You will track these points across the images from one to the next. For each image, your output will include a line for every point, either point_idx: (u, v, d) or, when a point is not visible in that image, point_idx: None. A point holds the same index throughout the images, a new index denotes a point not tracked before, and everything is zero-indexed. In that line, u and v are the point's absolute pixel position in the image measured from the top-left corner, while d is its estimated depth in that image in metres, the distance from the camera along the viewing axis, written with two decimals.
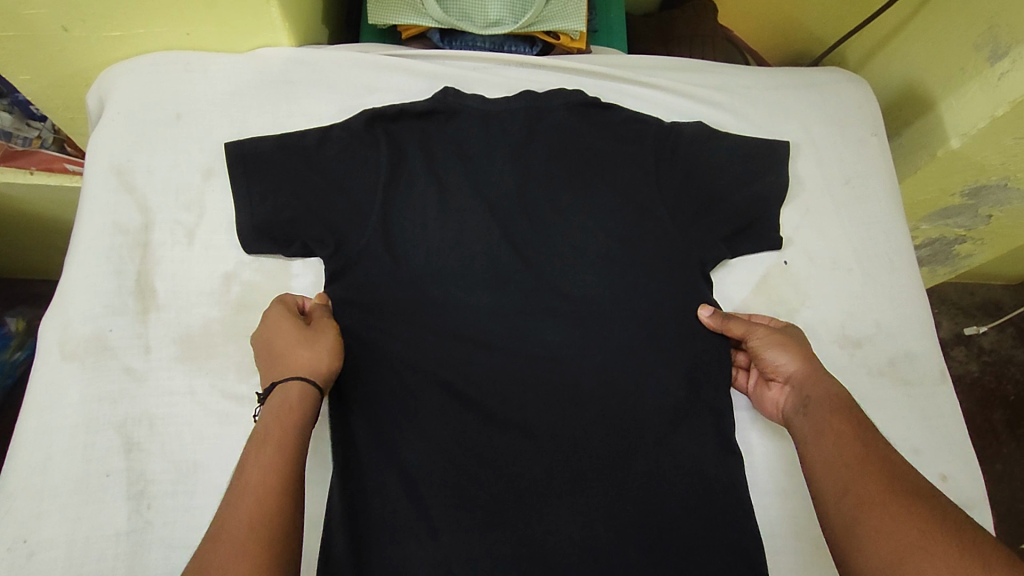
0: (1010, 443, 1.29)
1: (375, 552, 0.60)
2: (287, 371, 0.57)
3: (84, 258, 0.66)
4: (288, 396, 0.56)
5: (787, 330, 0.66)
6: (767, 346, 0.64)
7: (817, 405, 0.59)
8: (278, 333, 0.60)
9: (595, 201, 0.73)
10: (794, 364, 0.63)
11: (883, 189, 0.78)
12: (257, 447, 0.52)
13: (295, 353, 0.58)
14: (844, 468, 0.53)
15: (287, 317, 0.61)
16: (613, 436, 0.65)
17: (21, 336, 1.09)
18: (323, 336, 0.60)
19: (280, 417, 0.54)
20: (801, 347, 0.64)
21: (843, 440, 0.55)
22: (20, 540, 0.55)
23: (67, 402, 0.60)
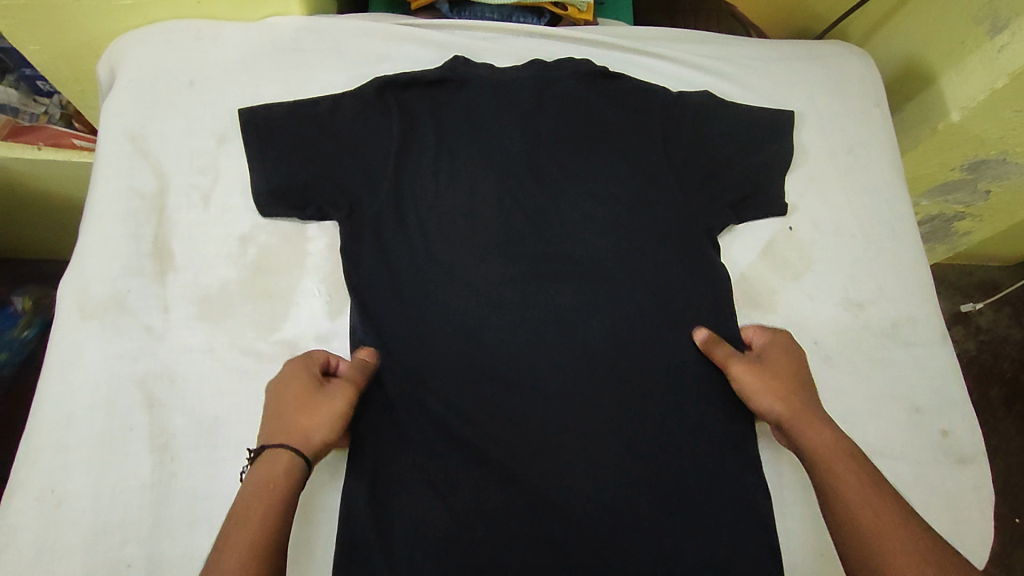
0: (1007, 419, 1.32)
1: (392, 503, 0.62)
2: (279, 437, 0.55)
3: (100, 221, 0.67)
4: (274, 468, 0.54)
5: (771, 363, 0.64)
6: (751, 387, 0.63)
7: (809, 426, 0.60)
8: (285, 393, 0.58)
9: (603, 168, 0.74)
10: (779, 385, 0.63)
11: (885, 157, 0.80)
12: (235, 525, 0.50)
13: (294, 419, 0.56)
14: (857, 496, 0.54)
15: (302, 377, 0.59)
16: (622, 395, 0.66)
17: (29, 316, 1.12)
18: (328, 405, 0.57)
19: (261, 493, 0.52)
20: (788, 364, 0.64)
21: (844, 465, 0.56)
22: (48, 490, 0.57)
23: (89, 360, 0.61)
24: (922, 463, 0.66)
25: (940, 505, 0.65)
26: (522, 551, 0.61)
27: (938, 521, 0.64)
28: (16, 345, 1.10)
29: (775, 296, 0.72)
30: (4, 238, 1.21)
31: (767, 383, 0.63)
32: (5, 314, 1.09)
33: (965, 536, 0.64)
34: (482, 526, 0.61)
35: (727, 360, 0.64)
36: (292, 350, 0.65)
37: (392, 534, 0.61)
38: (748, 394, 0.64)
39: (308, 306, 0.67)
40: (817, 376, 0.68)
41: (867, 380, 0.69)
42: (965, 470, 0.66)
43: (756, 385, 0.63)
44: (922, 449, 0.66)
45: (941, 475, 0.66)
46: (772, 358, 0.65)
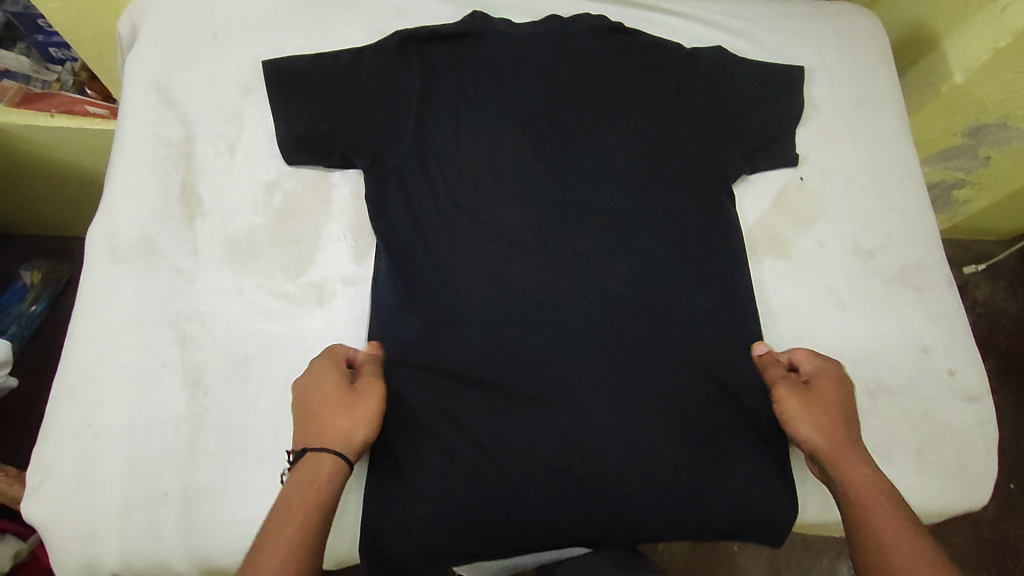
0: (1002, 390, 1.40)
1: (419, 437, 0.63)
2: (321, 439, 0.57)
3: (130, 168, 0.68)
4: (317, 469, 0.55)
5: (818, 391, 0.64)
6: (793, 415, 0.63)
7: (847, 459, 0.60)
8: (318, 392, 0.59)
9: (619, 120, 0.75)
10: (828, 417, 0.62)
11: (892, 112, 0.82)
12: (278, 521, 0.53)
13: (331, 421, 0.57)
14: (892, 540, 0.55)
15: (334, 376, 0.60)
16: (641, 336, 0.68)
17: (36, 290, 1.15)
18: (365, 406, 0.59)
19: (305, 494, 0.54)
20: (837, 393, 0.64)
21: (881, 505, 0.57)
22: (85, 423, 0.58)
23: (121, 300, 0.63)
24: (929, 400, 0.68)
25: (947, 440, 0.67)
26: (545, 483, 0.62)
27: (947, 455, 0.66)
28: (25, 319, 1.13)
29: (788, 242, 0.74)
30: (13, 213, 1.22)
31: (814, 412, 0.63)
32: (13, 290, 1.14)
33: (971, 470, 0.66)
34: (507, 458, 0.63)
35: (777, 382, 0.64)
36: (319, 291, 0.66)
37: (418, 466, 0.62)
38: (789, 420, 0.64)
39: (335, 250, 0.68)
40: (829, 318, 0.70)
41: (876, 322, 0.71)
42: (970, 406, 0.69)
43: (801, 414, 0.63)
44: (930, 388, 0.68)
45: (949, 412, 0.68)
46: (824, 387, 0.64)
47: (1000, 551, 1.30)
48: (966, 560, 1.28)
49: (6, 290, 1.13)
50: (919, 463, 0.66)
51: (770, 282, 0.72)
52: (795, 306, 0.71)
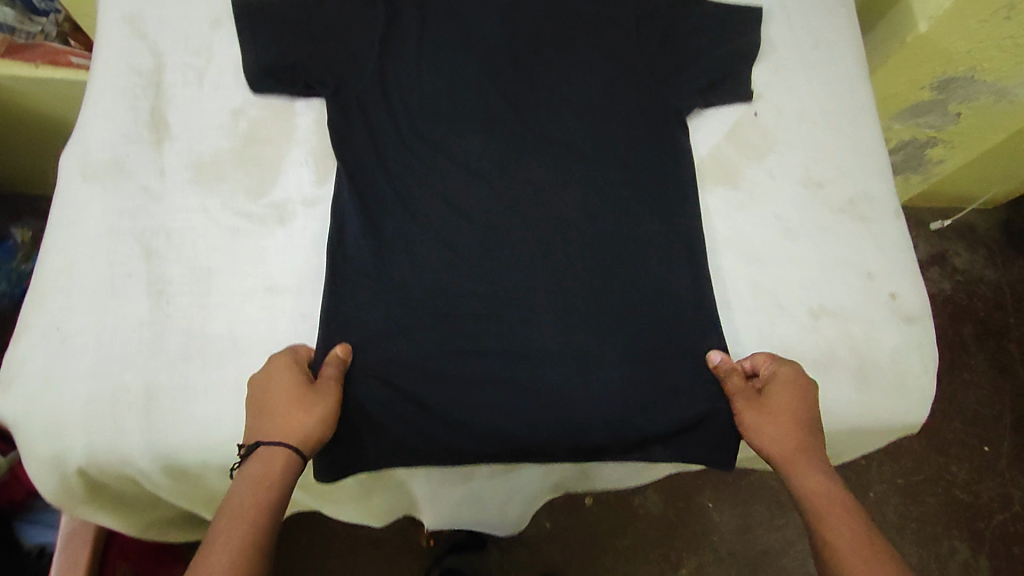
0: (978, 353, 1.49)
1: (374, 348, 0.65)
2: (276, 430, 0.56)
3: (101, 94, 0.71)
4: (272, 461, 0.55)
5: (774, 395, 0.63)
6: (750, 423, 0.63)
7: (802, 463, 0.60)
8: (275, 384, 0.59)
9: (579, 56, 0.77)
10: (783, 427, 0.61)
11: (849, 53, 0.83)
12: (230, 514, 0.52)
13: (288, 414, 0.57)
14: (840, 547, 0.54)
15: (296, 372, 0.60)
16: (591, 260, 0.70)
17: (27, 248, 1.17)
18: (322, 399, 0.59)
19: (256, 488, 0.53)
20: (794, 400, 0.63)
21: (832, 517, 0.56)
22: (53, 328, 0.61)
23: (91, 216, 0.65)
24: (870, 320, 0.71)
25: (884, 358, 0.70)
26: (494, 393, 0.65)
27: (884, 373, 0.69)
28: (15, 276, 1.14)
29: (740, 173, 0.76)
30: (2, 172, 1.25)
31: (768, 427, 0.62)
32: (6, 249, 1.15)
33: (908, 388, 0.69)
34: (458, 368, 0.66)
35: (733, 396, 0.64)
36: (280, 212, 0.69)
37: (367, 375, 0.64)
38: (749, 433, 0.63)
39: (296, 174, 0.71)
40: (777, 246, 0.73)
41: (822, 249, 0.73)
42: (909, 327, 0.72)
43: (758, 428, 0.62)
44: (873, 310, 0.71)
45: (890, 332, 0.71)
46: (780, 396, 0.63)
47: (968, 509, 1.35)
48: (940, 516, 1.34)
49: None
50: (857, 380, 0.69)
51: (720, 211, 0.74)
52: (745, 233, 0.73)
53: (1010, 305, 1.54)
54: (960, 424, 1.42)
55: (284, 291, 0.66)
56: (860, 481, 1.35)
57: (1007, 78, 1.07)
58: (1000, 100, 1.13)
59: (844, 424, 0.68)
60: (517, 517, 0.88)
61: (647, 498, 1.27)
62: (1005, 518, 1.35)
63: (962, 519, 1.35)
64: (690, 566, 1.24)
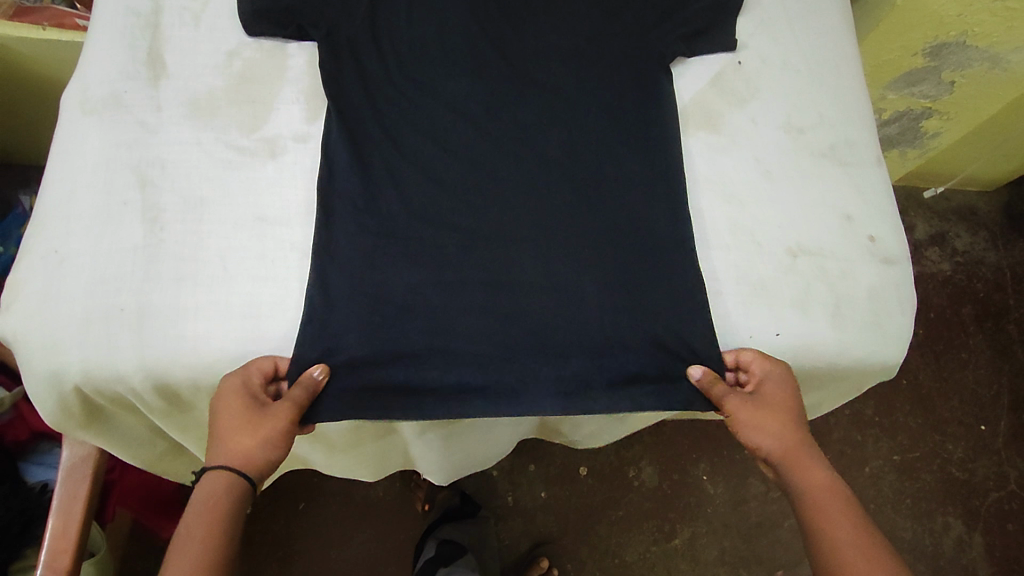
0: (977, 333, 1.48)
1: (358, 276, 0.66)
2: (220, 458, 0.59)
3: (102, 33, 0.73)
4: (216, 487, 0.58)
5: (769, 393, 0.65)
6: (747, 424, 0.64)
7: (799, 459, 0.63)
8: (221, 409, 0.59)
9: (566, 5, 0.79)
10: (777, 423, 0.64)
11: (831, 7, 0.85)
12: (181, 537, 0.56)
13: (232, 441, 0.59)
14: (849, 538, 0.58)
15: (241, 395, 0.60)
16: (575, 200, 0.71)
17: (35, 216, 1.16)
18: (264, 425, 0.59)
19: (203, 512, 0.57)
20: (785, 396, 0.65)
21: (837, 509, 0.60)
22: (52, 251, 0.64)
23: (89, 147, 0.68)
24: (849, 260, 0.72)
25: (863, 297, 0.71)
26: (476, 321, 0.67)
27: (862, 311, 0.71)
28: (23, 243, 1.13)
29: (723, 119, 0.77)
30: (6, 140, 1.28)
31: (767, 424, 0.64)
32: (13, 218, 1.14)
33: (885, 327, 0.71)
34: (440, 296, 0.67)
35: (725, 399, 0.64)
36: (272, 147, 0.71)
37: (347, 302, 0.65)
38: (742, 429, 0.65)
39: (288, 112, 0.73)
40: (757, 189, 0.74)
41: (802, 191, 0.75)
42: (887, 268, 0.73)
43: (753, 423, 0.64)
44: (853, 251, 0.73)
45: (870, 271, 0.72)
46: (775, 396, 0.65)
47: (964, 487, 1.35)
48: (935, 493, 1.34)
49: (5, 218, 1.13)
50: (835, 317, 0.70)
51: (703, 155, 0.76)
52: (726, 176, 0.75)
53: (1009, 286, 1.54)
54: (957, 403, 1.42)
55: (274, 221, 0.68)
56: (856, 457, 1.35)
57: (998, 44, 1.08)
58: (994, 67, 1.13)
59: (822, 359, 0.69)
60: (505, 443, 0.93)
61: (642, 470, 1.28)
62: (1001, 495, 1.35)
63: (957, 496, 1.34)
64: (683, 537, 1.24)
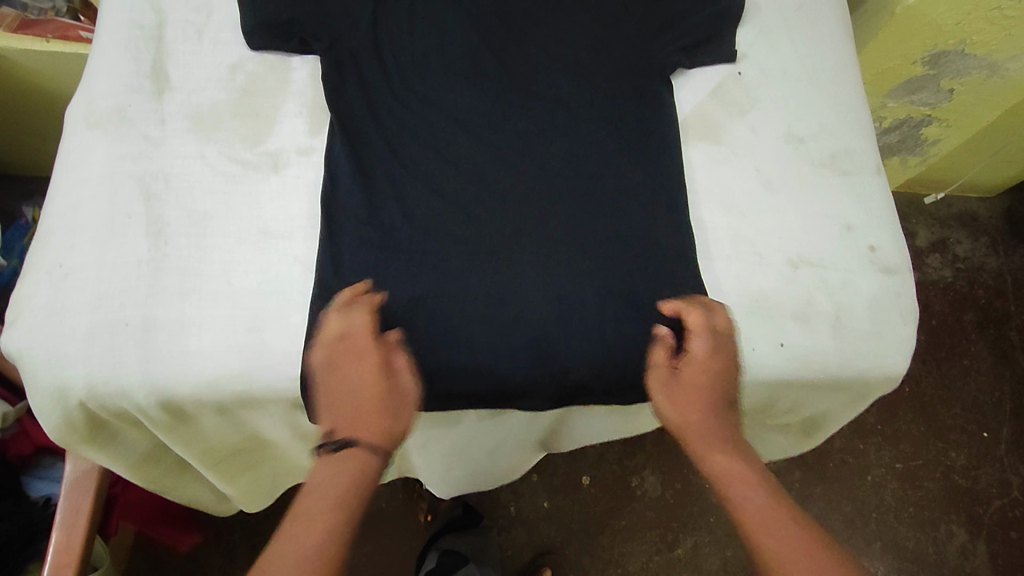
0: (979, 340, 1.48)
1: (362, 289, 0.66)
2: (362, 433, 0.60)
3: (105, 48, 0.74)
4: (363, 460, 0.59)
5: (690, 372, 0.65)
6: (661, 401, 0.65)
7: (710, 442, 0.63)
8: (357, 382, 0.61)
9: (567, 17, 0.80)
10: (696, 402, 0.64)
11: (831, 17, 0.85)
12: (322, 496, 0.56)
13: (376, 417, 0.61)
14: (756, 522, 0.57)
15: (378, 369, 0.61)
16: (576, 211, 0.72)
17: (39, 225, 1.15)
18: (402, 399, 0.62)
19: (350, 481, 0.58)
20: (706, 376, 0.65)
21: (745, 493, 0.59)
22: (57, 266, 0.64)
23: (93, 160, 0.68)
24: (851, 270, 0.72)
25: (864, 308, 0.71)
26: (478, 333, 0.67)
27: (865, 322, 0.71)
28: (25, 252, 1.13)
29: (723, 130, 0.78)
30: (7, 151, 1.28)
31: (680, 399, 0.64)
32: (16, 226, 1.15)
33: (888, 338, 0.71)
34: (442, 308, 0.67)
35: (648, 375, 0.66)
36: (275, 160, 0.72)
37: None
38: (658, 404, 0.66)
39: (291, 125, 0.73)
40: (759, 199, 0.75)
41: (804, 201, 0.75)
42: (888, 278, 0.73)
43: (668, 400, 0.65)
44: (854, 262, 0.73)
45: (872, 281, 0.72)
46: (697, 369, 0.65)
47: (967, 494, 1.35)
48: (938, 501, 1.34)
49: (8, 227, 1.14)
50: (836, 327, 0.70)
51: (705, 166, 0.76)
52: (726, 186, 0.75)
53: (1011, 292, 1.54)
54: (960, 410, 1.42)
55: (277, 234, 0.68)
56: (858, 465, 1.35)
57: (996, 52, 1.08)
58: (992, 75, 1.14)
59: (825, 369, 0.69)
60: (508, 459, 0.93)
61: (645, 480, 1.27)
62: (1004, 503, 1.35)
63: (960, 504, 1.34)
64: (687, 546, 1.24)
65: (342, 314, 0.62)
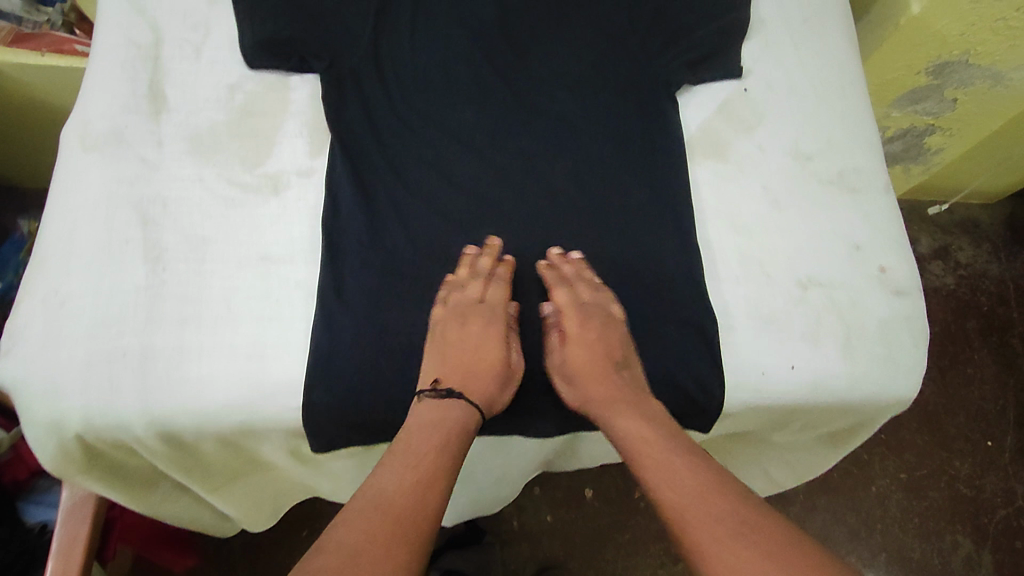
0: (982, 348, 1.47)
1: (364, 315, 0.65)
2: (474, 387, 0.61)
3: (101, 68, 0.73)
4: (470, 412, 0.59)
5: (574, 344, 0.64)
6: (561, 380, 0.65)
7: (610, 407, 0.60)
8: (480, 342, 0.63)
9: (571, 33, 0.78)
10: (588, 373, 0.62)
11: (838, 31, 0.84)
12: (437, 426, 0.56)
13: (489, 377, 0.62)
14: (655, 477, 0.53)
15: (499, 336, 0.64)
16: (581, 233, 0.71)
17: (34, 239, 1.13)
18: (511, 372, 0.64)
19: (461, 424, 0.58)
20: (587, 343, 0.63)
21: (644, 452, 0.55)
22: (52, 294, 0.63)
23: (89, 183, 0.67)
24: (861, 291, 0.71)
25: (875, 329, 0.70)
26: None
27: (875, 344, 0.70)
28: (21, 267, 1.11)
29: (730, 147, 0.77)
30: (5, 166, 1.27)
31: (581, 375, 0.63)
32: (12, 241, 1.13)
33: (898, 360, 0.70)
34: None
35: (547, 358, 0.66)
36: (274, 182, 0.70)
37: (353, 343, 0.64)
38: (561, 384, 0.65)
39: (291, 146, 0.72)
40: (766, 218, 0.74)
41: (812, 220, 0.74)
42: (898, 299, 0.72)
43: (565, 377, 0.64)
44: (863, 283, 0.72)
45: (882, 302, 0.71)
46: (577, 344, 0.64)
47: (972, 504, 1.34)
48: (943, 511, 1.33)
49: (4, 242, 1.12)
50: (846, 350, 0.69)
51: (711, 185, 0.75)
52: (733, 205, 0.74)
53: (1013, 299, 1.53)
54: (964, 419, 1.41)
55: (277, 258, 0.67)
56: (863, 475, 1.34)
57: (1000, 62, 1.07)
58: (996, 85, 1.13)
59: (836, 393, 0.68)
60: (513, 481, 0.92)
61: (649, 492, 1.26)
62: (1008, 513, 1.34)
63: (965, 514, 1.33)
64: None
65: (481, 281, 0.65)
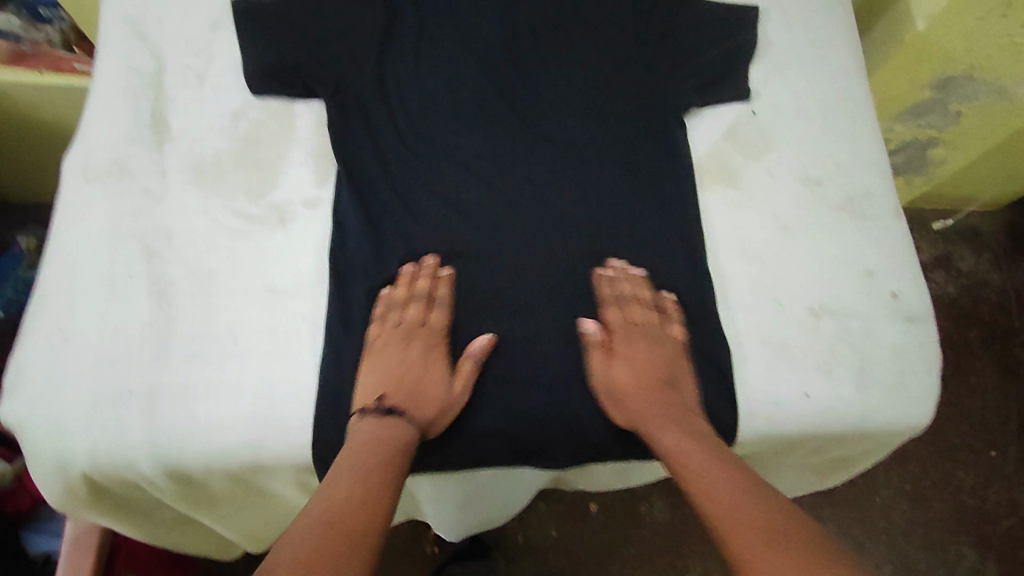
0: (984, 357, 1.47)
1: (372, 348, 0.64)
2: (407, 405, 0.61)
3: (103, 97, 0.72)
4: (401, 429, 0.59)
5: (626, 357, 0.65)
6: (605, 390, 0.64)
7: (658, 421, 0.61)
8: (414, 363, 0.63)
9: (577, 56, 0.78)
10: (641, 385, 0.64)
11: (844, 51, 0.84)
12: (379, 442, 0.56)
13: (427, 397, 0.62)
14: (706, 489, 0.54)
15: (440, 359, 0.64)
16: (590, 260, 0.70)
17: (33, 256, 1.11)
18: (458, 395, 0.63)
19: (395, 442, 0.57)
20: (645, 357, 0.65)
21: (695, 464, 0.56)
22: (56, 331, 0.62)
23: (92, 216, 0.66)
24: (872, 318, 0.71)
25: (886, 356, 0.70)
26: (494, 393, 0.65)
27: (887, 371, 0.69)
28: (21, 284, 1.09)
29: (738, 171, 0.76)
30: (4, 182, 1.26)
31: (628, 389, 0.64)
32: (11, 256, 1.10)
33: (910, 388, 0.69)
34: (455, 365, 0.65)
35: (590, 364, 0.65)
36: (280, 212, 0.69)
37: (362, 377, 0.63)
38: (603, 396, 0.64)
39: (296, 175, 0.71)
40: (776, 244, 0.73)
41: (822, 245, 0.74)
42: (909, 325, 0.72)
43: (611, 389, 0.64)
44: (874, 309, 0.71)
45: (892, 328, 0.71)
46: (628, 359, 0.65)
47: (976, 514, 1.34)
48: (948, 521, 1.33)
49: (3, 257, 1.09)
50: (858, 378, 0.68)
51: (720, 211, 0.75)
52: (742, 230, 0.74)
53: (1015, 308, 1.53)
54: (968, 429, 1.41)
55: (284, 291, 0.66)
56: (867, 486, 1.34)
57: (1004, 77, 1.07)
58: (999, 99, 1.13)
59: (848, 422, 0.68)
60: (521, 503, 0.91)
61: (654, 506, 1.25)
62: (1012, 523, 1.34)
63: (970, 524, 1.33)
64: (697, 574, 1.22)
65: (422, 304, 0.65)
